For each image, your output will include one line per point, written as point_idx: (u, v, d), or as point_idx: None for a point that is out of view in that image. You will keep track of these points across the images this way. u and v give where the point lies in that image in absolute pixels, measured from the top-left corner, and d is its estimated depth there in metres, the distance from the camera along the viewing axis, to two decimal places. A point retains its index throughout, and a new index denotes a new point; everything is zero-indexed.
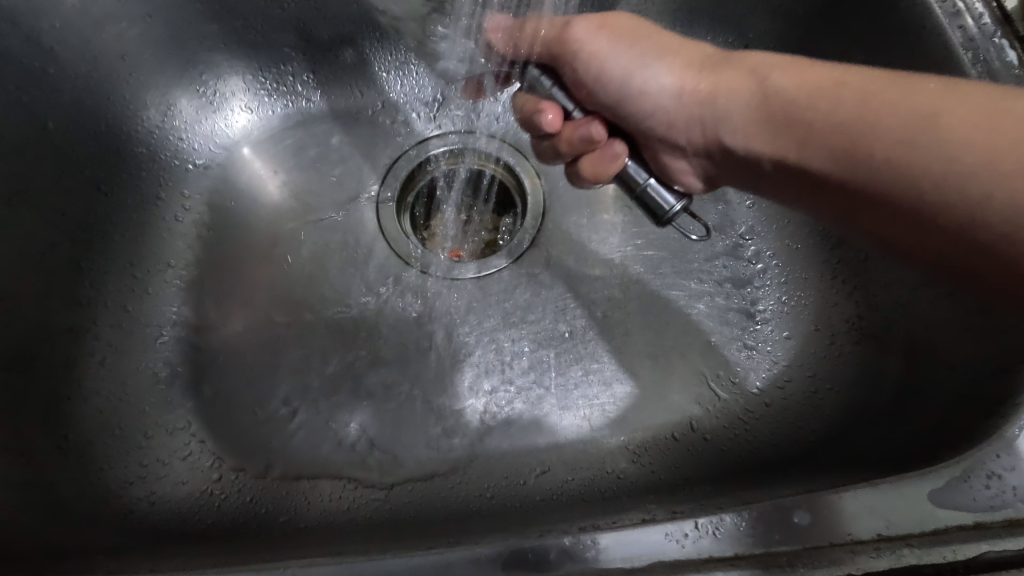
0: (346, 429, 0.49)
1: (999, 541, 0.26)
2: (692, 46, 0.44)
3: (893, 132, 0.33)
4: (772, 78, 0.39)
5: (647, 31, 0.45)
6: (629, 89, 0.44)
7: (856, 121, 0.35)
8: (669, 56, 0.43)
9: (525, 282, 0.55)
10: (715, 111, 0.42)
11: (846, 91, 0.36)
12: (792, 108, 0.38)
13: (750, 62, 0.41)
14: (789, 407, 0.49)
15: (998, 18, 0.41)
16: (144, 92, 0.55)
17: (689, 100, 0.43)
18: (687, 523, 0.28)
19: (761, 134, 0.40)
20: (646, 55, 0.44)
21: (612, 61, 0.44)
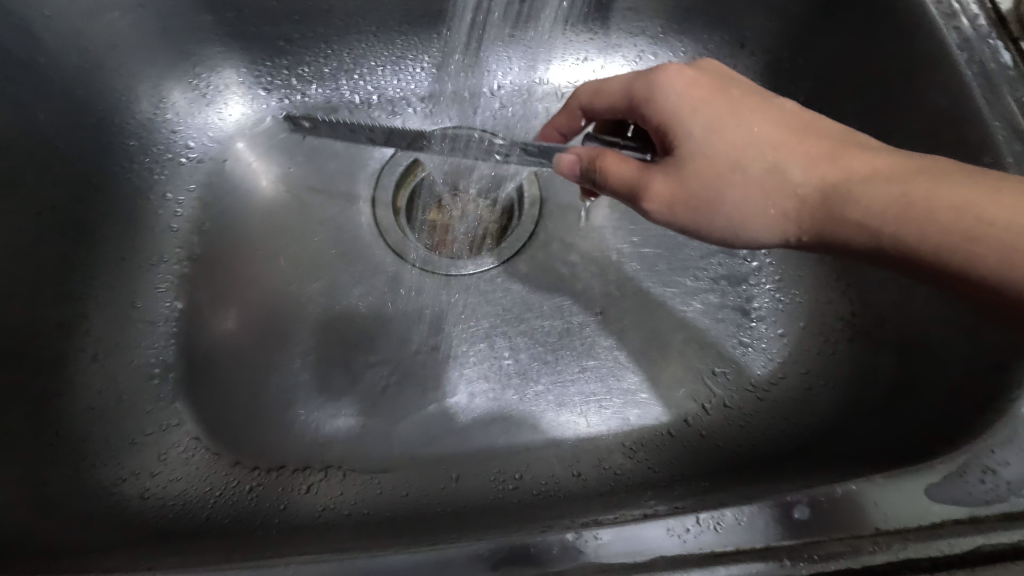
0: (341, 426, 0.49)
1: (994, 534, 0.27)
2: (775, 152, 0.37)
3: (961, 219, 0.32)
4: (886, 219, 0.34)
5: (718, 152, 0.37)
6: (742, 233, 0.39)
7: (997, 248, 0.31)
8: (775, 200, 0.37)
9: (522, 278, 0.55)
10: (787, 214, 0.37)
11: (964, 212, 0.32)
12: (923, 247, 0.33)
13: (865, 201, 0.35)
14: (784, 404, 0.49)
15: (993, 19, 0.42)
16: (135, 84, 0.54)
17: (810, 225, 0.37)
18: (688, 519, 0.28)
19: (900, 264, 0.35)
20: (753, 208, 0.37)
21: (716, 218, 0.38)
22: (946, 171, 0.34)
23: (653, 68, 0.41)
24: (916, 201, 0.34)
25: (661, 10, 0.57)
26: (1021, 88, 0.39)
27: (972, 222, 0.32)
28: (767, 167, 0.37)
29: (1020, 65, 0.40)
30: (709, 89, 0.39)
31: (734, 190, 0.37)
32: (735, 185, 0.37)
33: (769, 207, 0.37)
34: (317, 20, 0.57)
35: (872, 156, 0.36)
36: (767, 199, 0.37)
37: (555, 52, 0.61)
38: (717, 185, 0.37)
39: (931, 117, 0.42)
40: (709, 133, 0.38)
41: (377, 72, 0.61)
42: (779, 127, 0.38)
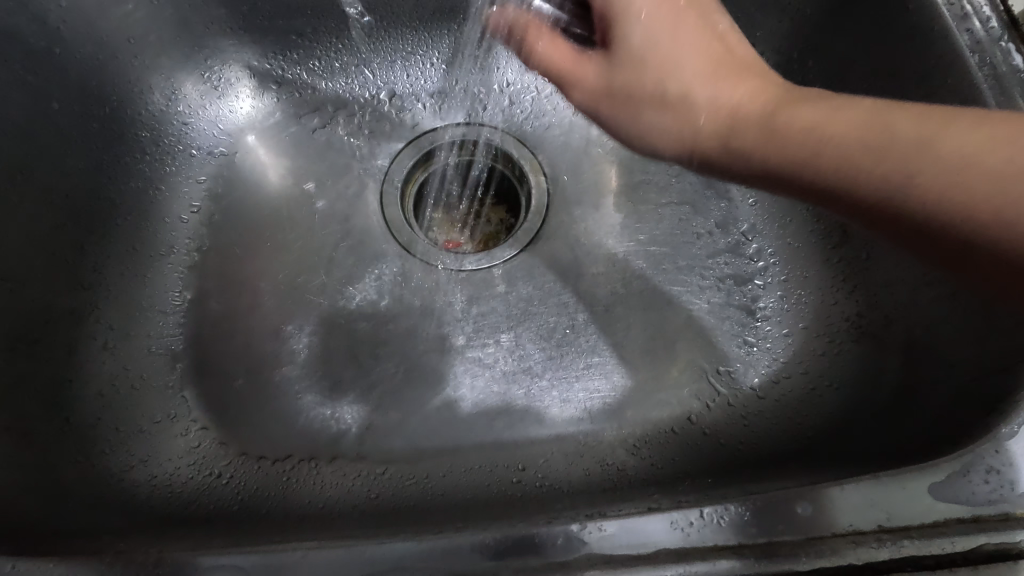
0: (346, 415, 0.50)
1: (997, 534, 0.27)
2: (696, 69, 0.36)
3: (870, 151, 0.32)
4: (802, 146, 0.34)
5: (640, 58, 0.36)
6: (654, 142, 0.38)
7: (903, 181, 0.31)
8: (677, 118, 0.36)
9: (528, 274, 0.56)
10: (698, 135, 0.36)
11: (868, 150, 0.32)
12: (836, 176, 0.33)
13: (792, 128, 0.34)
14: (788, 404, 0.49)
15: (1005, 21, 0.41)
16: (148, 75, 0.55)
17: (711, 141, 0.36)
18: (692, 512, 0.28)
19: (802, 183, 0.34)
20: (666, 118, 0.36)
21: (633, 123, 0.38)
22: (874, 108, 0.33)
23: None
24: (830, 138, 0.33)
25: None
26: None
27: (879, 154, 0.31)
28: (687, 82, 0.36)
29: None
30: None
31: (649, 104, 0.36)
32: (654, 92, 0.36)
33: (678, 120, 0.36)
34: (329, 15, 0.58)
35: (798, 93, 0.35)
36: (680, 118, 0.36)
37: None
38: (636, 96, 0.37)
39: None
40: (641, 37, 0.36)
41: (387, 69, 0.61)
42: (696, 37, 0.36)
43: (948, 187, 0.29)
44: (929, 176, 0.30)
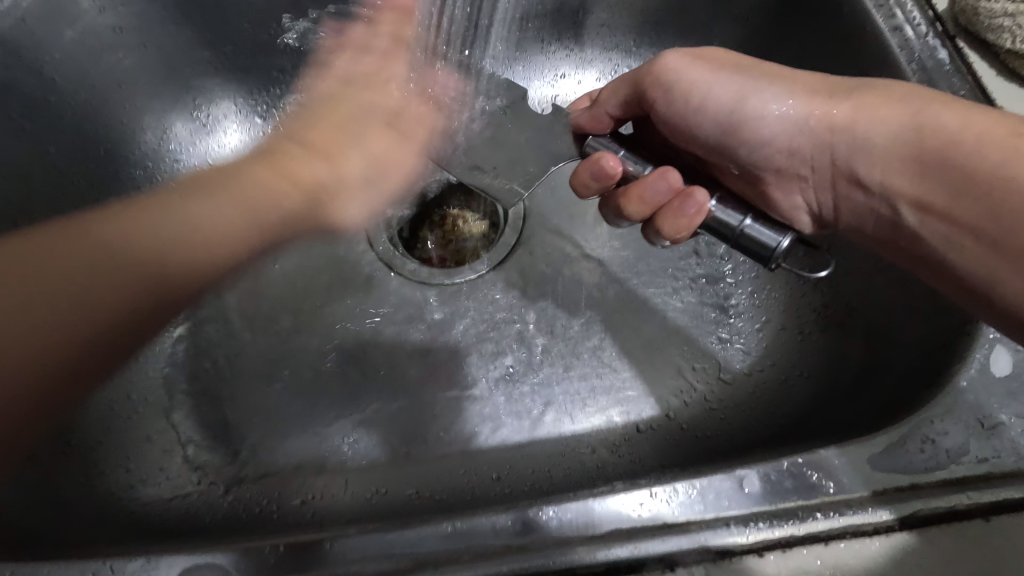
0: (336, 425, 0.52)
1: (932, 499, 0.29)
2: (788, 93, 0.41)
3: (972, 167, 0.34)
4: (914, 153, 0.37)
5: (730, 82, 0.43)
6: (757, 144, 0.43)
7: (993, 196, 0.33)
8: (790, 131, 0.42)
9: (508, 284, 0.58)
10: (801, 142, 0.42)
11: (971, 166, 0.34)
12: (937, 186, 0.36)
13: (893, 138, 0.38)
14: (762, 395, 0.51)
15: (931, 19, 0.45)
16: (140, 117, 0.58)
17: (818, 131, 0.41)
18: (643, 492, 0.30)
19: (896, 168, 0.38)
20: (764, 124, 0.42)
21: (728, 130, 0.44)
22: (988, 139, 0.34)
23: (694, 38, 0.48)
24: (933, 151, 0.36)
25: (632, 25, 0.60)
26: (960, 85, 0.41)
27: (978, 173, 0.34)
28: (773, 109, 0.42)
29: (955, 62, 0.43)
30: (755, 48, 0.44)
31: (746, 114, 0.43)
32: (752, 104, 0.42)
33: (787, 125, 0.42)
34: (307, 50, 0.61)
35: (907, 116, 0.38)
36: (782, 128, 0.42)
37: (534, 68, 0.64)
38: (728, 109, 0.43)
39: None
40: (740, 57, 0.44)
41: None
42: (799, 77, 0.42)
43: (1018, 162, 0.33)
44: (1005, 150, 0.34)
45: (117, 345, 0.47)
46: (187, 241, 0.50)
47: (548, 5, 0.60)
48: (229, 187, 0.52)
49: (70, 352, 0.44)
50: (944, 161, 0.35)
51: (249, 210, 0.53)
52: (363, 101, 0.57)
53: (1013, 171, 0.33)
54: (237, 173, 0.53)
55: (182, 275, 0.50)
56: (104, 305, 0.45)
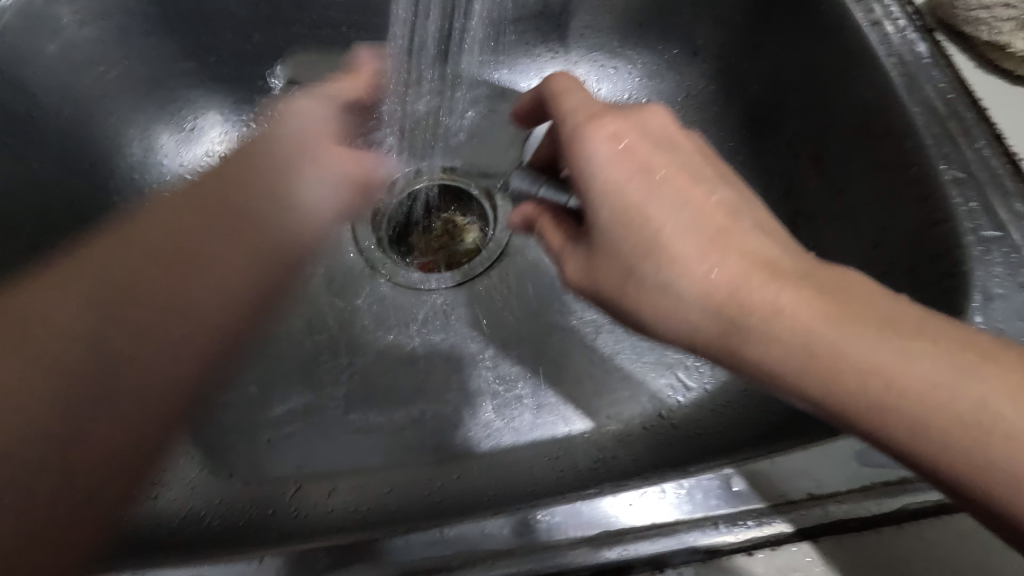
0: (330, 434, 0.51)
1: (922, 493, 0.29)
2: (689, 266, 0.32)
3: (865, 390, 0.28)
4: (813, 371, 0.29)
5: (627, 240, 0.33)
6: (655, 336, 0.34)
7: (906, 426, 0.27)
8: (669, 316, 0.33)
9: (501, 287, 0.58)
10: (680, 329, 0.33)
11: (886, 389, 0.27)
12: (841, 406, 0.29)
13: (789, 348, 0.29)
14: (755, 391, 0.51)
15: (908, 14, 0.45)
16: (126, 129, 0.58)
17: (722, 315, 0.31)
18: (632, 493, 0.30)
19: (791, 378, 0.30)
20: (665, 307, 0.33)
21: (632, 306, 0.34)
22: (911, 318, 0.28)
23: (586, 126, 0.35)
24: (836, 363, 0.28)
25: (615, 27, 0.60)
26: (938, 79, 0.43)
27: (880, 388, 0.28)
28: (665, 285, 0.32)
29: (935, 55, 0.44)
30: (638, 168, 0.34)
31: (642, 298, 0.33)
32: (648, 278, 0.33)
33: (684, 316, 0.32)
34: (292, 59, 0.61)
35: (787, 288, 0.30)
36: (668, 317, 0.33)
37: (520, 72, 0.64)
38: (622, 289, 0.34)
39: (864, 109, 0.45)
40: (632, 179, 0.33)
41: None
42: (693, 232, 0.32)
43: (864, 402, 0.28)
44: (869, 388, 0.28)
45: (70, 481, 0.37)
46: (142, 298, 0.44)
47: (531, 8, 0.60)
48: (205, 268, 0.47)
49: (70, 441, 0.38)
50: (835, 391, 0.28)
51: (173, 253, 0.46)
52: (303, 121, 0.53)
53: (941, 454, 0.27)
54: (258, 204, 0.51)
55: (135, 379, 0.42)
56: (77, 411, 0.39)
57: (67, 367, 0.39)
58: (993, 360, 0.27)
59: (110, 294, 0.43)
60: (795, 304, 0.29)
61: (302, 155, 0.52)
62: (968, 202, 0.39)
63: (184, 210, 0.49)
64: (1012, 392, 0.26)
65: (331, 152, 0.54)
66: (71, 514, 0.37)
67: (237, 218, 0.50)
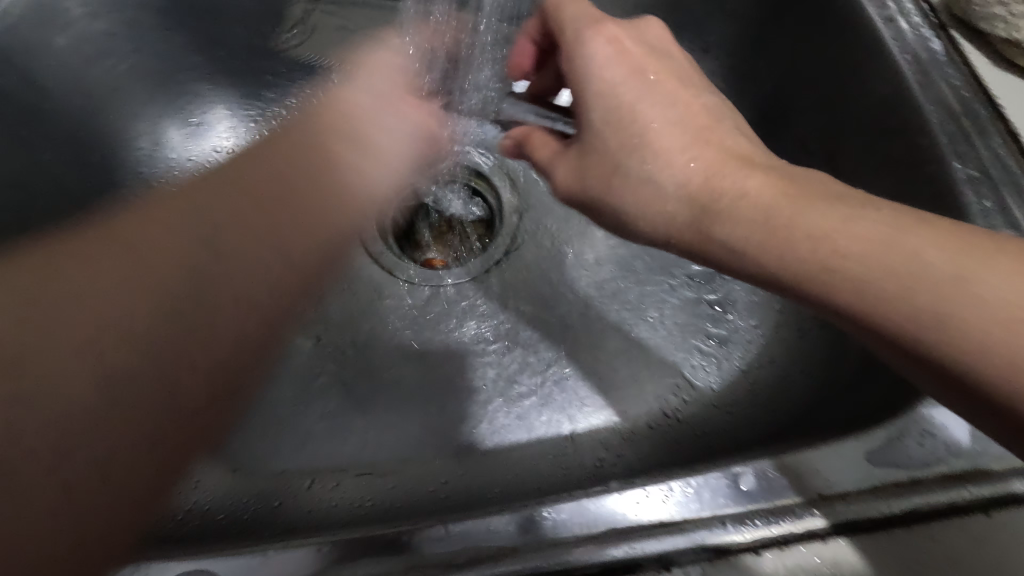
0: (335, 428, 0.51)
1: (931, 494, 0.29)
2: (663, 156, 0.34)
3: (816, 248, 0.29)
4: (763, 237, 0.30)
5: (608, 137, 0.35)
6: (632, 229, 0.36)
7: (852, 283, 0.28)
8: (645, 206, 0.34)
9: (507, 283, 0.57)
10: (653, 220, 0.34)
11: (826, 244, 0.29)
12: (792, 271, 0.30)
13: (747, 216, 0.31)
14: (762, 391, 0.50)
15: (922, 10, 0.45)
16: (135, 123, 0.59)
17: (692, 196, 0.33)
18: (638, 492, 0.30)
19: (751, 246, 0.31)
20: (642, 196, 0.34)
21: (611, 200, 0.36)
22: (863, 199, 0.30)
23: (591, 24, 0.38)
24: (789, 227, 0.30)
25: None
26: (952, 76, 0.42)
27: (829, 250, 0.29)
28: (643, 174, 0.34)
29: (949, 52, 0.43)
30: (631, 68, 0.36)
31: (620, 190, 0.35)
32: (628, 163, 0.35)
33: (656, 202, 0.34)
34: (300, 53, 0.61)
35: (755, 173, 0.32)
36: (645, 205, 0.34)
37: None
38: (604, 184, 0.36)
39: (876, 106, 0.45)
40: (625, 78, 0.36)
41: None
42: (677, 128, 0.34)
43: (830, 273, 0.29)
44: (857, 263, 0.28)
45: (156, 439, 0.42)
46: (183, 273, 0.46)
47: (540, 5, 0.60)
48: (341, 182, 0.54)
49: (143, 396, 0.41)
50: (801, 263, 0.29)
51: (193, 245, 0.48)
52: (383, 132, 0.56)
53: (886, 308, 0.27)
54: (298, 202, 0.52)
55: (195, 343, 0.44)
56: (137, 366, 0.41)
57: (124, 322, 0.42)
58: (992, 251, 0.27)
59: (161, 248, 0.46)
60: (755, 183, 0.32)
61: (345, 148, 0.56)
62: (984, 201, 0.38)
63: (237, 183, 0.51)
64: (980, 260, 0.26)
65: (406, 105, 0.57)
66: (133, 470, 0.39)
67: (291, 204, 0.52)
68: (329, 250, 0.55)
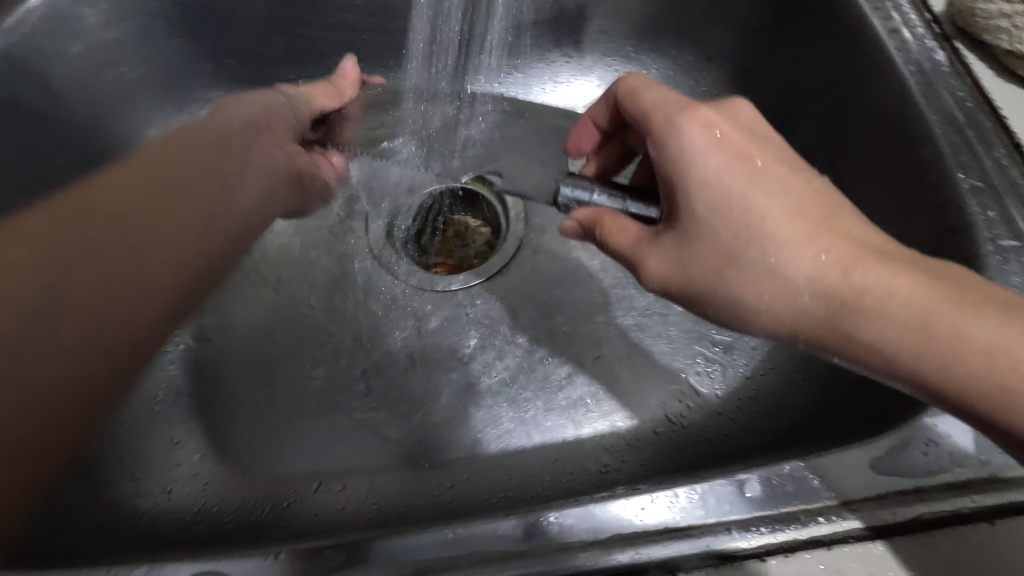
0: (339, 432, 0.52)
1: (935, 503, 0.29)
2: (779, 250, 0.34)
3: (944, 350, 0.31)
4: (899, 345, 0.32)
5: (717, 228, 0.35)
6: (747, 325, 0.36)
7: (989, 384, 0.30)
8: (775, 301, 0.35)
9: (513, 289, 0.58)
10: (767, 305, 0.35)
11: (955, 342, 0.30)
12: (916, 366, 0.32)
13: (879, 323, 0.32)
14: (767, 398, 0.50)
15: (926, 23, 0.45)
16: (145, 129, 0.59)
17: (825, 290, 0.33)
18: (644, 497, 0.30)
19: (888, 347, 0.32)
20: (760, 283, 0.35)
21: (721, 296, 0.36)
22: (983, 289, 0.31)
23: (681, 110, 0.37)
24: (925, 323, 0.31)
25: (630, 33, 0.61)
26: (956, 87, 0.43)
27: (956, 343, 0.30)
28: (767, 266, 0.34)
29: (953, 64, 0.44)
30: (732, 152, 0.35)
31: (736, 277, 0.35)
32: (746, 254, 0.35)
33: (778, 296, 0.34)
34: (309, 61, 0.62)
35: (887, 267, 0.33)
36: (774, 300, 0.35)
37: (535, 76, 0.64)
38: (715, 274, 0.36)
39: (880, 117, 0.45)
40: (727, 165, 0.35)
41: None
42: (795, 215, 0.34)
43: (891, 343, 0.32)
44: (905, 332, 0.32)
45: (118, 365, 0.48)
46: (84, 253, 0.47)
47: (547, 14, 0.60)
48: (188, 209, 0.53)
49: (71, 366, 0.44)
50: (921, 356, 0.31)
51: (114, 208, 0.49)
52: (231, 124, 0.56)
53: (1009, 407, 0.29)
54: (182, 191, 0.53)
55: (126, 308, 0.49)
56: (63, 352, 0.44)
57: (58, 290, 0.45)
58: None
59: (129, 198, 0.50)
60: (890, 277, 0.32)
61: (228, 149, 0.56)
62: (987, 211, 0.39)
63: (121, 172, 0.51)
64: None
65: (268, 146, 0.58)
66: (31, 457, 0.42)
67: (196, 174, 0.54)
68: (192, 267, 0.54)
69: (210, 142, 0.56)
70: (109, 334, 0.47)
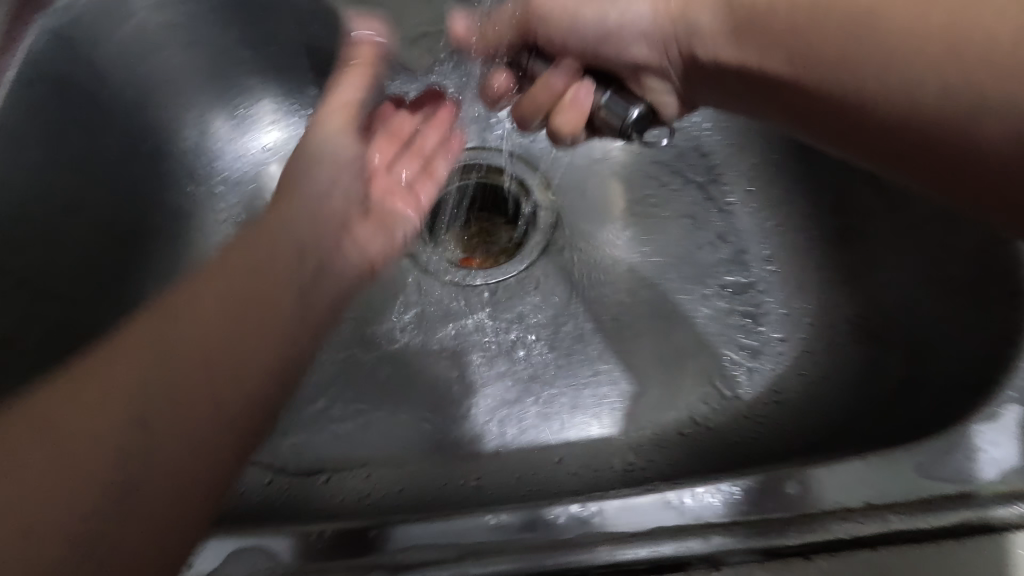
0: (365, 420, 0.53)
1: (981, 509, 0.29)
2: (928, 49, 0.33)
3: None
4: (984, 82, 0.32)
5: (926, 30, 0.33)
6: (888, 90, 0.35)
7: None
8: (941, 55, 0.33)
9: (541, 285, 0.58)
10: (912, 82, 0.34)
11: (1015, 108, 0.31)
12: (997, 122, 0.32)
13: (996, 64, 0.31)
14: (798, 405, 0.50)
15: None
16: (184, 115, 0.59)
17: (954, 81, 0.32)
18: (685, 492, 0.31)
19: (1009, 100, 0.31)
20: (910, 22, 0.34)
21: (863, 66, 0.35)
22: None
23: None
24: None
25: None
26: None
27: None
28: (933, 79, 0.33)
29: None
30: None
31: (896, 68, 0.34)
32: (931, 10, 0.33)
33: (913, 21, 0.34)
34: None
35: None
36: (932, 80, 0.33)
37: None
38: (907, 54, 0.34)
39: None
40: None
41: None
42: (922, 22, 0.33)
43: (988, 71, 0.31)
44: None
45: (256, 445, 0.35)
46: (173, 381, 0.32)
47: None
48: (296, 282, 0.39)
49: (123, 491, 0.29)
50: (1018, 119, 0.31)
51: (213, 334, 0.34)
52: (323, 195, 0.44)
53: None
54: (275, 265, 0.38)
55: (190, 423, 0.31)
56: (129, 469, 0.29)
57: (98, 441, 0.29)
58: None
59: (215, 336, 0.34)
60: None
61: (314, 190, 0.44)
62: None
63: (211, 275, 0.37)
64: None
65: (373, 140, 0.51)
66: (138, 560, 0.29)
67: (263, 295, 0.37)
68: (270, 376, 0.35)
69: (306, 228, 0.42)
70: (213, 431, 0.32)
